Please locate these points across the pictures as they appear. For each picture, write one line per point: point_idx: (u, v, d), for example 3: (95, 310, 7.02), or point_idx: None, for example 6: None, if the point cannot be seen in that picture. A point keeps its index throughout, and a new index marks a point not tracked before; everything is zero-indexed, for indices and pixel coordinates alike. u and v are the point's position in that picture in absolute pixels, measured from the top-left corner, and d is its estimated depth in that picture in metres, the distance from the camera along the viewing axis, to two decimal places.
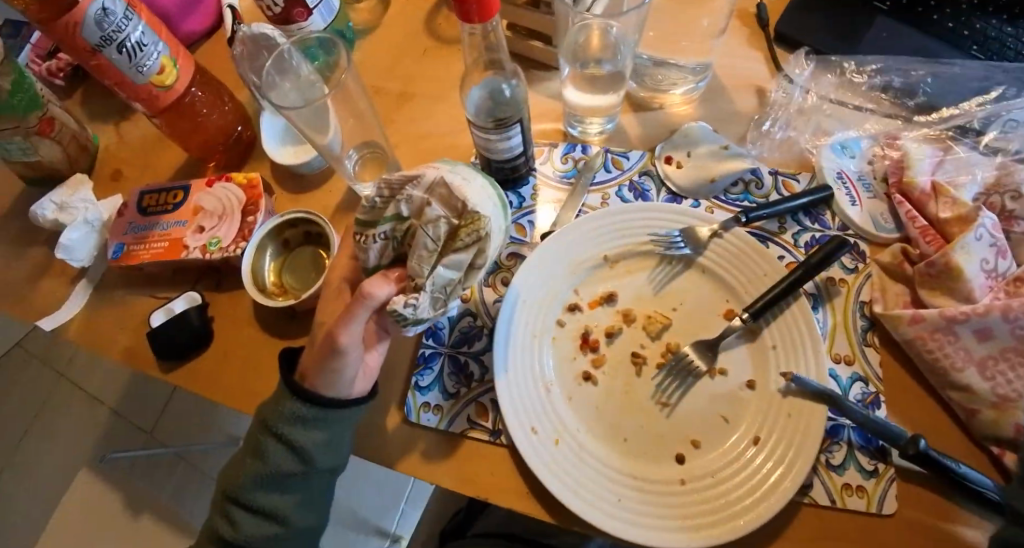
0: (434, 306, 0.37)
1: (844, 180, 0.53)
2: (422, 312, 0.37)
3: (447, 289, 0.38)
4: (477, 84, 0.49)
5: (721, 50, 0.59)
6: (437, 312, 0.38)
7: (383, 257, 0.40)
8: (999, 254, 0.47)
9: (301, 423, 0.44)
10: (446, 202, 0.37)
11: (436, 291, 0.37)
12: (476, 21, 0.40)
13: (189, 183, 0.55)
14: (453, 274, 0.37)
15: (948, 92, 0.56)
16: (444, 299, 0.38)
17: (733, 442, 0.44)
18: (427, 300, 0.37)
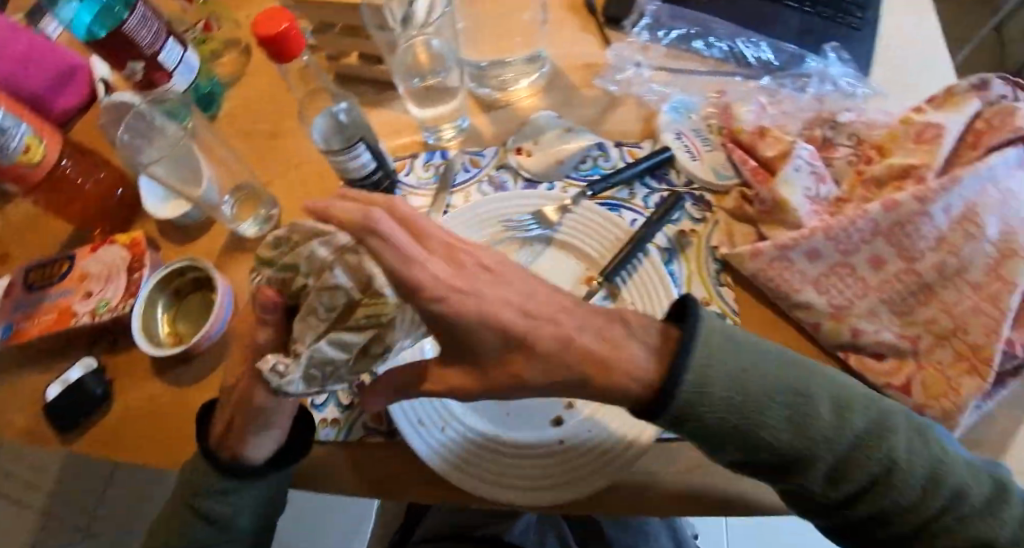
0: (310, 383, 0.34)
1: (683, 141, 0.57)
2: (290, 387, 0.33)
3: (332, 373, 0.34)
4: (319, 115, 0.54)
5: (557, 40, 0.63)
6: (312, 391, 0.35)
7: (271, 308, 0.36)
8: (818, 180, 0.51)
9: (218, 496, 0.46)
10: (354, 272, 0.33)
11: (313, 368, 0.33)
12: (285, 60, 0.47)
13: (74, 253, 0.58)
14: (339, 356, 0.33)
15: (763, 43, 0.61)
16: (321, 381, 0.34)
17: (604, 396, 0.47)
18: (299, 373, 0.33)
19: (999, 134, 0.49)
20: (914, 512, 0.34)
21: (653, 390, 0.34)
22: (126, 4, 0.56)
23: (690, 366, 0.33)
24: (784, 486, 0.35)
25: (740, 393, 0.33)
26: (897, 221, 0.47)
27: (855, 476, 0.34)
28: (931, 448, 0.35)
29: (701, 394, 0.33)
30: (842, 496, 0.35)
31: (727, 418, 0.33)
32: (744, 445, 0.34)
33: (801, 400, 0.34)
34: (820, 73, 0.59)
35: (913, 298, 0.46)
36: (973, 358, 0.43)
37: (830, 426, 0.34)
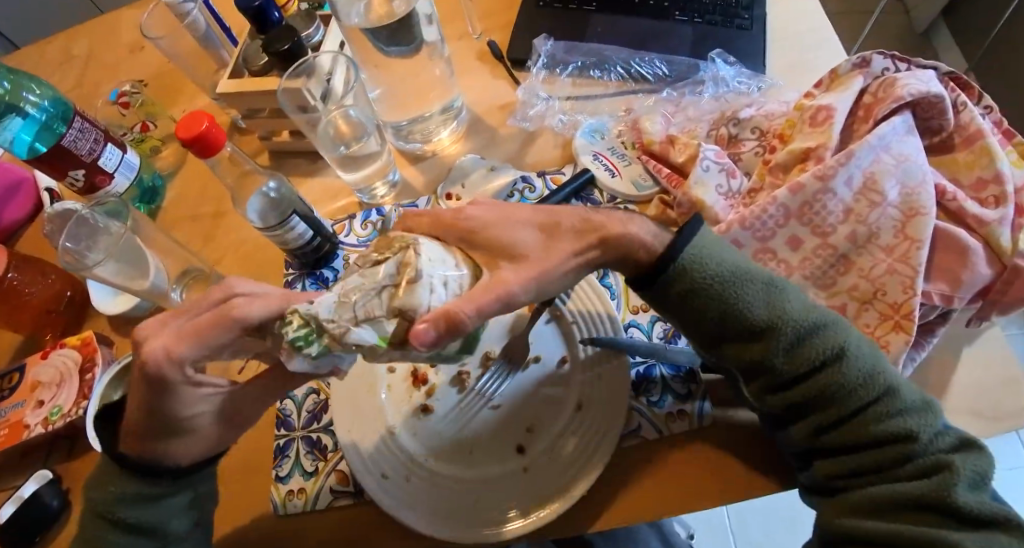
0: (341, 311, 0.33)
1: (600, 159, 0.60)
2: (322, 311, 0.34)
3: (363, 302, 0.33)
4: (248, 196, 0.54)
5: (473, 87, 0.67)
6: (341, 324, 0.33)
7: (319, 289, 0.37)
8: (728, 176, 0.54)
9: (134, 501, 0.42)
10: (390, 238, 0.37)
11: (343, 297, 0.34)
12: (210, 157, 0.48)
13: (24, 363, 0.60)
14: (373, 278, 0.34)
15: (655, 61, 0.65)
16: (351, 311, 0.33)
17: (560, 416, 0.48)
18: (330, 302, 0.34)
19: (884, 104, 0.52)
20: (855, 397, 0.39)
21: (658, 259, 0.41)
22: (64, 118, 0.59)
23: (689, 245, 0.41)
24: (747, 359, 0.41)
25: (731, 271, 0.40)
26: (804, 202, 0.50)
27: (811, 357, 0.39)
28: (872, 353, 0.40)
29: (697, 265, 0.40)
30: (796, 372, 0.40)
31: (714, 287, 0.40)
32: (721, 313, 0.40)
33: (776, 287, 0.41)
34: (713, 77, 0.62)
35: (833, 269, 0.49)
36: (896, 316, 0.47)
37: (797, 311, 0.40)
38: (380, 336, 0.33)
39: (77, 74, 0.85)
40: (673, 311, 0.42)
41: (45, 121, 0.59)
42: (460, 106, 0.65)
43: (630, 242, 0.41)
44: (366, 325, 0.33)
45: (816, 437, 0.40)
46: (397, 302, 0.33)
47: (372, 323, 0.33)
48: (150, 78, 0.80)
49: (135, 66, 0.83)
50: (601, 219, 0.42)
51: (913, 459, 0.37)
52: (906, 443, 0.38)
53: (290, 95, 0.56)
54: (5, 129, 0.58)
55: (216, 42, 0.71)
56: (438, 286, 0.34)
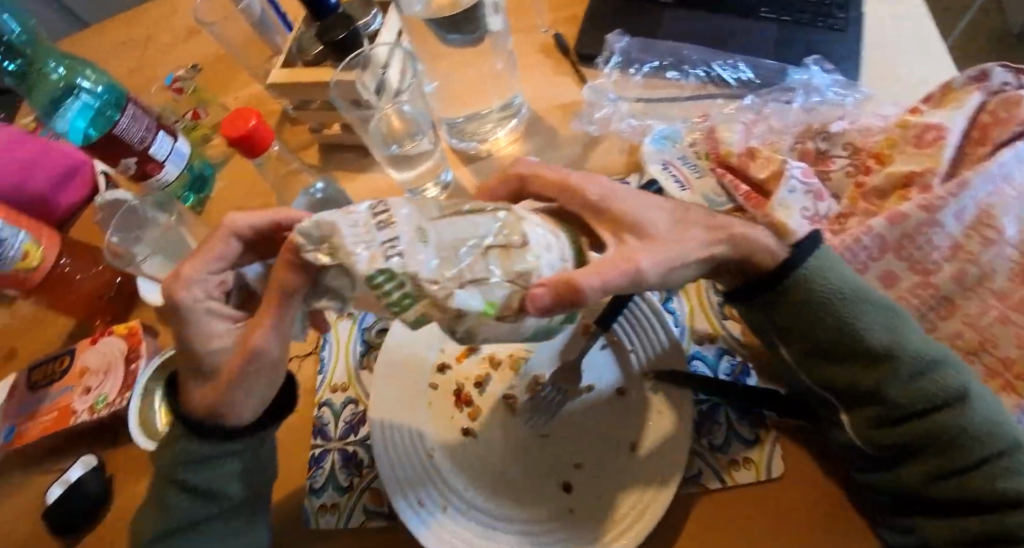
0: (444, 267, 0.26)
1: (670, 170, 0.54)
2: (419, 265, 0.25)
3: (469, 261, 0.26)
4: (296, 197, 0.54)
5: (535, 84, 0.63)
6: (443, 285, 0.25)
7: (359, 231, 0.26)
8: (816, 199, 0.48)
9: (201, 464, 0.40)
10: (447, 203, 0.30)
11: (443, 251, 0.26)
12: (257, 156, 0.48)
13: (74, 347, 0.59)
14: (470, 233, 0.27)
15: (740, 64, 0.59)
16: (458, 273, 0.26)
17: (613, 453, 0.44)
18: (428, 255, 0.26)
19: (1006, 127, 0.46)
20: (978, 445, 0.34)
21: (771, 265, 0.37)
22: (116, 106, 0.59)
23: (807, 254, 0.37)
24: (856, 386, 0.37)
25: (850, 287, 0.37)
26: (905, 235, 0.44)
27: (931, 393, 0.35)
28: (994, 403, 0.35)
29: (813, 276, 0.37)
30: (912, 408, 0.35)
31: (829, 300, 0.37)
32: (835, 330, 0.37)
33: (894, 313, 0.37)
34: (801, 85, 0.56)
35: (934, 311, 0.44)
36: (1005, 374, 0.41)
37: (916, 341, 0.36)
38: (489, 300, 0.26)
39: (136, 57, 0.85)
40: (778, 322, 0.38)
41: (98, 108, 0.59)
42: (521, 103, 0.61)
43: (754, 244, 0.36)
44: (474, 286, 0.26)
45: (925, 487, 0.35)
46: (513, 265, 0.27)
47: (480, 284, 0.26)
48: (205, 63, 0.79)
49: (191, 50, 0.82)
50: (724, 220, 0.36)
51: None
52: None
53: (342, 90, 0.53)
54: (61, 116, 0.59)
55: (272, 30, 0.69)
56: (545, 252, 0.28)
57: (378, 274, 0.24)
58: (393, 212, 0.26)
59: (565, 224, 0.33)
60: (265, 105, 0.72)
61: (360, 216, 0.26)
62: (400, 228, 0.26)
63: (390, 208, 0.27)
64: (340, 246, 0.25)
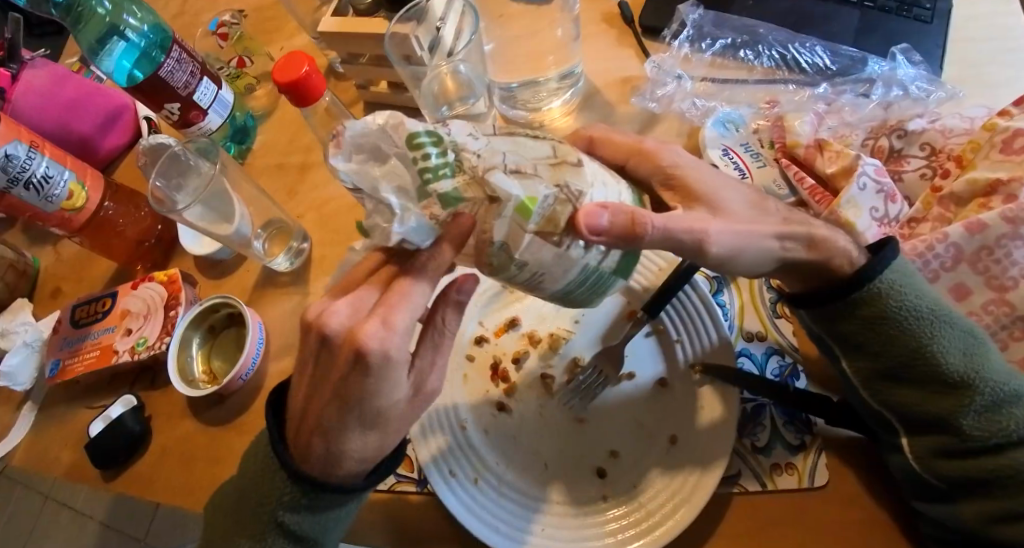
0: (493, 155, 0.25)
1: (731, 156, 0.52)
2: (468, 145, 0.25)
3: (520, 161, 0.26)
4: None
5: (595, 56, 0.60)
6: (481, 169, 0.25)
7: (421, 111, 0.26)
8: (887, 200, 0.46)
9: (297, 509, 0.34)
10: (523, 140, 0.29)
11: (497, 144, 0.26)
12: (308, 103, 0.47)
13: (116, 289, 0.58)
14: (527, 148, 0.27)
15: (817, 48, 0.55)
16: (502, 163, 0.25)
17: (651, 443, 0.44)
18: (477, 142, 0.25)
19: None
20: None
21: (848, 273, 0.36)
22: (162, 47, 0.58)
23: (888, 269, 0.35)
24: (925, 410, 0.35)
25: (930, 308, 0.35)
26: (983, 246, 0.42)
27: (1007, 428, 0.33)
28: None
29: (893, 291, 0.35)
30: (982, 441, 0.34)
31: (907, 319, 0.35)
32: (908, 351, 0.35)
33: (976, 339, 0.35)
34: (882, 77, 0.53)
35: (1005, 331, 0.42)
36: None
37: (996, 372, 0.34)
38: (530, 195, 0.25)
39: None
40: (845, 338, 0.37)
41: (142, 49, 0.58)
42: (579, 74, 0.58)
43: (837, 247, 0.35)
44: (518, 176, 0.25)
45: (988, 527, 0.33)
46: (563, 174, 0.26)
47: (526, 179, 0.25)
48: (252, 10, 0.77)
49: None
50: (803, 217, 0.36)
51: None
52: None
53: (397, 42, 0.52)
54: (107, 56, 0.58)
55: None
56: (601, 185, 0.28)
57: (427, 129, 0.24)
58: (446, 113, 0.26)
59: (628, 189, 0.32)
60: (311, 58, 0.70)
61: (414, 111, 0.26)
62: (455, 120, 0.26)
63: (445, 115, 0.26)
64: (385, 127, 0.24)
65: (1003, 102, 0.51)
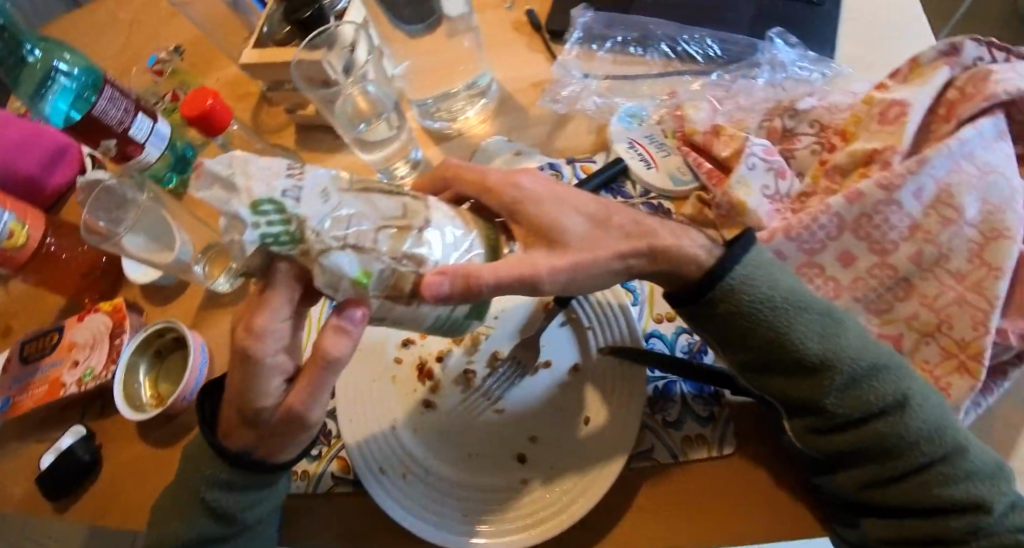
0: (333, 231, 0.27)
1: (636, 148, 0.54)
2: (311, 214, 0.26)
3: (364, 227, 0.28)
4: None
5: (507, 63, 0.62)
6: (321, 247, 0.27)
7: (267, 163, 0.26)
8: (777, 176, 0.48)
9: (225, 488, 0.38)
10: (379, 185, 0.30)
11: (342, 209, 0.27)
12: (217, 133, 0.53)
13: (62, 323, 0.60)
14: (373, 207, 0.29)
15: (707, 40, 0.58)
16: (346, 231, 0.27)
17: (568, 425, 0.46)
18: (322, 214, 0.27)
19: (972, 102, 0.44)
20: (915, 454, 0.34)
21: (701, 273, 0.36)
22: (94, 87, 0.60)
23: (737, 265, 0.36)
24: (794, 395, 0.36)
25: (782, 296, 0.35)
26: (863, 213, 0.43)
27: (868, 402, 0.34)
28: (940, 406, 0.35)
29: (744, 285, 0.35)
30: (848, 417, 0.35)
31: (763, 311, 0.35)
32: (769, 341, 0.36)
33: (831, 318, 0.36)
34: (771, 61, 0.55)
35: (890, 293, 0.43)
36: (960, 355, 0.39)
37: (853, 348, 0.35)
38: (364, 272, 0.28)
39: (125, 37, 0.85)
40: (713, 333, 0.37)
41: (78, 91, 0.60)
42: (489, 82, 0.61)
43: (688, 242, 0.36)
44: (354, 257, 0.28)
45: (866, 491, 0.35)
46: (403, 246, 0.29)
47: (364, 256, 0.28)
48: (189, 45, 0.79)
49: (175, 31, 0.82)
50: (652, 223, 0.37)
51: (977, 530, 0.32)
52: (974, 514, 0.33)
53: (305, 70, 0.55)
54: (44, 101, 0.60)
55: (246, 11, 0.72)
56: (447, 244, 0.31)
57: (268, 202, 0.25)
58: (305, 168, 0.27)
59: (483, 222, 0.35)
60: (246, 86, 0.73)
61: (275, 161, 0.27)
62: (308, 182, 0.27)
63: (302, 170, 0.27)
64: (234, 185, 0.25)
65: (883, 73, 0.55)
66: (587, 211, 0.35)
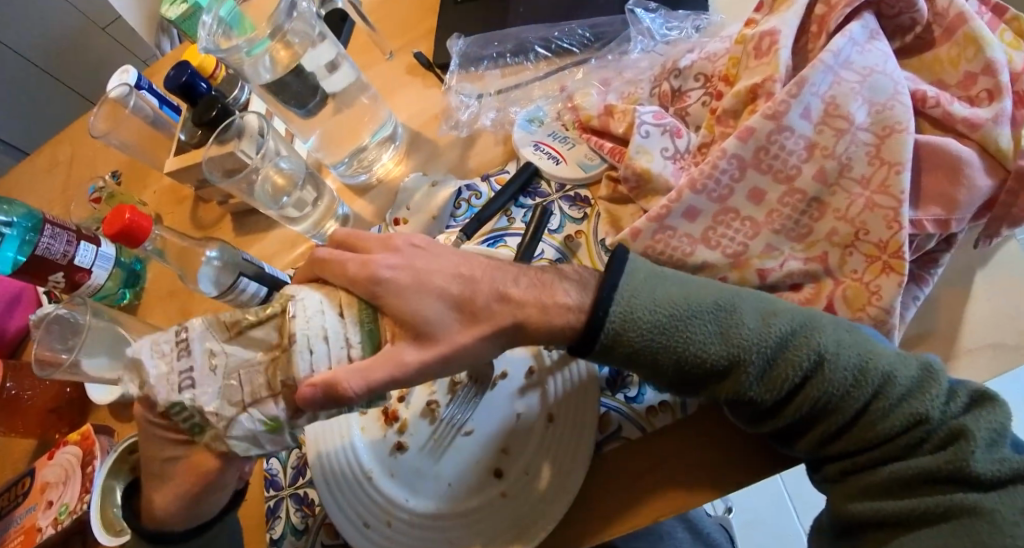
0: (226, 397, 0.32)
1: (542, 148, 0.56)
2: (205, 399, 0.32)
3: (250, 383, 0.32)
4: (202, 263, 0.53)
5: (407, 104, 0.66)
6: (224, 417, 0.32)
7: (160, 364, 0.33)
8: (673, 136, 0.48)
9: None
10: (259, 327, 0.33)
11: (227, 378, 0.32)
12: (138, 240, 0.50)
13: (33, 467, 0.60)
14: (250, 360, 0.33)
15: (579, 29, 0.62)
16: (240, 395, 0.32)
17: (535, 429, 0.45)
18: (214, 386, 0.32)
19: (837, 12, 0.43)
20: (848, 402, 0.34)
21: (586, 321, 0.36)
22: (36, 228, 0.59)
23: (616, 301, 0.36)
24: (722, 399, 0.36)
25: (668, 314, 0.35)
26: (759, 147, 0.43)
27: (788, 377, 0.34)
28: (855, 340, 0.35)
29: (629, 323, 0.35)
30: (777, 400, 0.35)
31: (656, 339, 0.35)
32: (674, 362, 0.36)
33: (724, 311, 0.35)
34: (640, 31, 0.58)
35: (805, 216, 0.43)
36: (883, 256, 0.40)
37: (754, 332, 0.35)
38: (268, 419, 0.33)
39: (63, 179, 0.87)
40: (626, 369, 0.37)
41: (21, 234, 0.59)
42: (396, 126, 0.63)
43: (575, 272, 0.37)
44: (252, 412, 0.32)
45: (822, 449, 0.35)
46: (287, 377, 0.32)
47: (260, 406, 0.33)
48: (125, 166, 0.83)
49: (111, 158, 0.85)
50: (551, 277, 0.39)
51: (926, 441, 0.33)
52: (918, 429, 0.33)
53: (217, 160, 0.57)
54: None
55: (166, 123, 0.74)
56: (321, 343, 0.33)
57: (174, 404, 0.32)
58: (187, 341, 0.33)
59: (365, 302, 0.36)
60: (183, 190, 0.75)
61: (165, 346, 0.33)
62: (195, 359, 0.32)
63: (187, 345, 0.33)
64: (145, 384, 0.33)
65: (746, 12, 0.57)
66: (450, 296, 0.38)
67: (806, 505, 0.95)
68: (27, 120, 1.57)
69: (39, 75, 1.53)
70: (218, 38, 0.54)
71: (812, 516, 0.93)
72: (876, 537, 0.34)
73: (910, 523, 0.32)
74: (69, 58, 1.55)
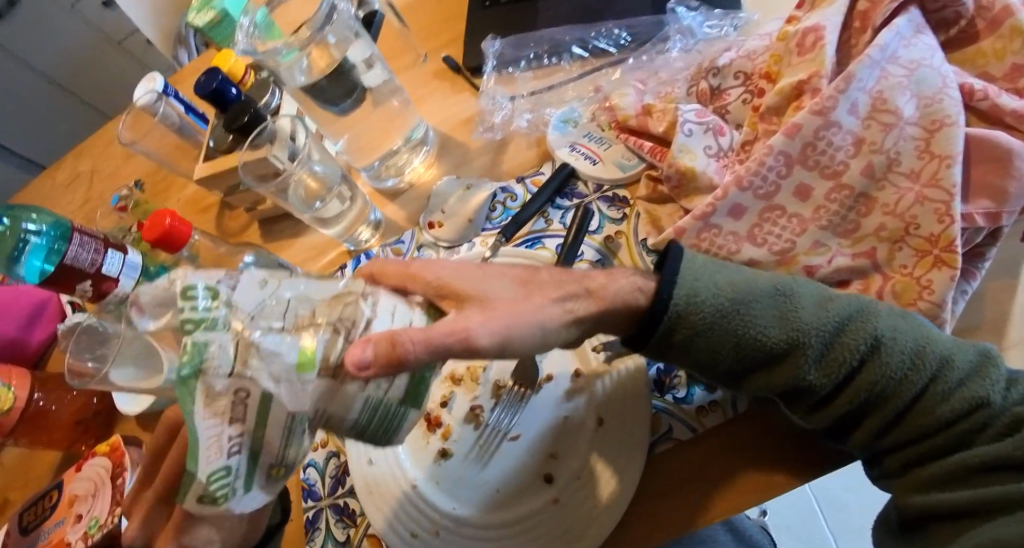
0: (266, 310, 0.28)
1: (578, 149, 0.56)
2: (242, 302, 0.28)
3: (295, 310, 0.28)
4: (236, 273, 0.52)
5: (438, 108, 0.66)
6: (256, 326, 0.27)
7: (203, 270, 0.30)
8: (716, 134, 0.48)
9: None
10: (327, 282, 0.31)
11: (274, 295, 0.29)
12: (178, 222, 0.50)
13: (62, 479, 0.58)
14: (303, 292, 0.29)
15: (614, 30, 0.62)
16: (279, 307, 0.28)
17: (582, 434, 0.45)
18: (256, 299, 0.28)
19: (881, 7, 0.44)
20: (906, 386, 0.34)
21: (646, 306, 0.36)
22: (64, 237, 0.58)
23: (675, 284, 0.36)
24: (780, 389, 0.36)
25: (728, 297, 0.35)
26: (806, 143, 0.43)
27: (845, 361, 0.34)
28: (911, 325, 0.35)
29: (689, 307, 0.35)
30: (836, 384, 0.34)
31: (716, 322, 0.35)
32: (734, 345, 0.35)
33: (783, 295, 0.35)
34: (679, 30, 0.58)
35: (853, 212, 0.43)
36: (934, 250, 0.40)
37: (812, 318, 0.35)
38: (306, 347, 0.27)
39: (84, 192, 0.86)
40: (681, 358, 0.37)
41: (48, 243, 0.58)
42: (426, 131, 0.63)
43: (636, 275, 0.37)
44: (289, 333, 0.27)
45: (880, 440, 0.35)
46: (343, 311, 0.29)
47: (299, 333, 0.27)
48: (146, 176, 0.82)
49: (133, 169, 0.85)
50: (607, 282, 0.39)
51: (990, 427, 0.33)
52: (977, 414, 0.33)
53: (252, 167, 0.56)
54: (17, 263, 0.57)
55: (191, 131, 0.73)
56: (386, 312, 0.30)
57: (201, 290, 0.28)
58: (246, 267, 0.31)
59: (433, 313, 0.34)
60: (209, 198, 0.75)
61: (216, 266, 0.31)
62: (245, 274, 0.30)
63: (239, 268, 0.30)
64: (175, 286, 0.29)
65: (784, 6, 0.58)
66: None
67: (834, 507, 0.94)
68: (32, 137, 1.55)
69: (54, 89, 1.53)
70: (253, 42, 0.54)
71: (841, 517, 0.93)
72: (944, 530, 0.33)
73: (980, 513, 0.32)
74: (84, 74, 1.55)
